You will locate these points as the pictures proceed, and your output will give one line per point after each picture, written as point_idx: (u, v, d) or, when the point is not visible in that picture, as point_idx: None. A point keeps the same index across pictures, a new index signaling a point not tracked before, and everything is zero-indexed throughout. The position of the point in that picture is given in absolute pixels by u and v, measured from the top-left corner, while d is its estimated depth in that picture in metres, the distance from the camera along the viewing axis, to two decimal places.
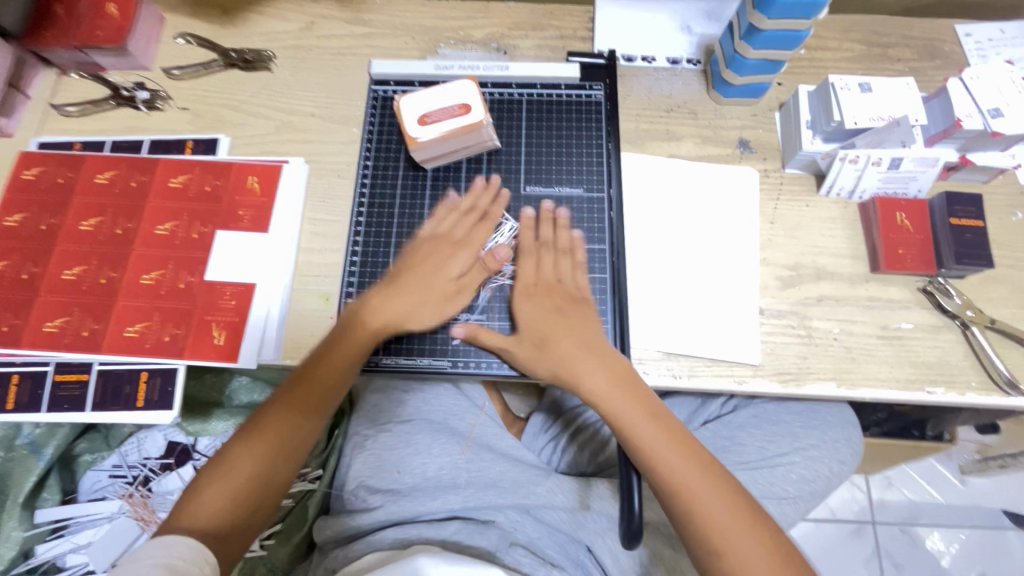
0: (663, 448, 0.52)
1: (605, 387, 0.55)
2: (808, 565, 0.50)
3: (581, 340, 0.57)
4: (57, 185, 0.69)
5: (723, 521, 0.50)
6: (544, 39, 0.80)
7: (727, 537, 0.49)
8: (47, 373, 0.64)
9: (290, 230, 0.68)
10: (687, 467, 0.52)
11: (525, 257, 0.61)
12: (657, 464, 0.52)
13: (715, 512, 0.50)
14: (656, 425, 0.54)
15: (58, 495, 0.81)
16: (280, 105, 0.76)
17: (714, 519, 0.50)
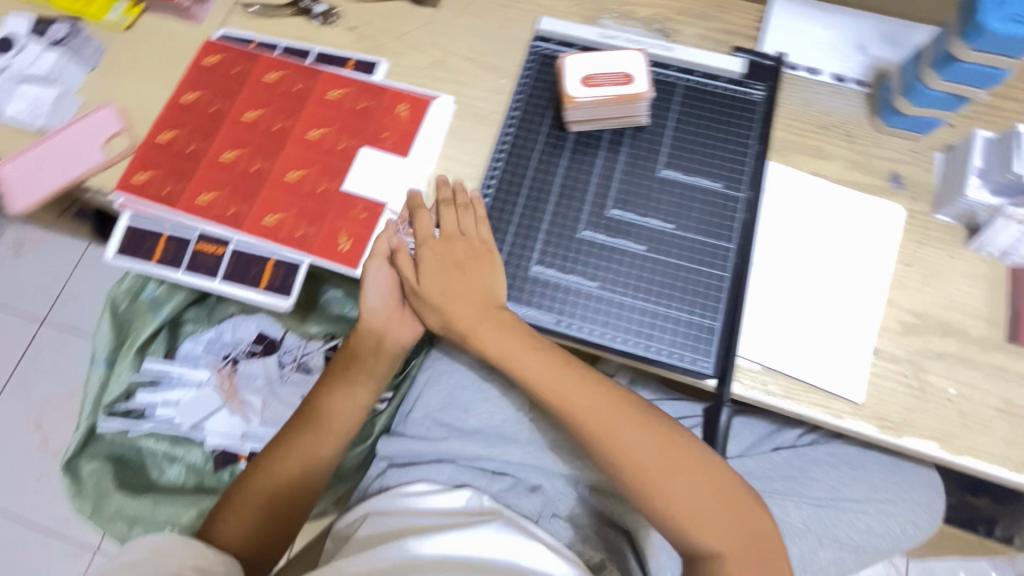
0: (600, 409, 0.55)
1: (526, 350, 0.57)
2: (697, 457, 0.55)
3: (480, 287, 0.59)
4: (231, 74, 0.75)
5: (658, 475, 0.53)
6: (709, 30, 0.78)
7: (662, 485, 0.53)
8: (191, 240, 0.70)
9: (427, 162, 0.71)
10: (621, 421, 0.55)
11: (420, 212, 0.62)
12: (589, 428, 0.55)
13: (649, 460, 0.54)
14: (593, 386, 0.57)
15: (162, 352, 0.89)
16: (440, 43, 0.79)
17: (634, 458, 0.54)
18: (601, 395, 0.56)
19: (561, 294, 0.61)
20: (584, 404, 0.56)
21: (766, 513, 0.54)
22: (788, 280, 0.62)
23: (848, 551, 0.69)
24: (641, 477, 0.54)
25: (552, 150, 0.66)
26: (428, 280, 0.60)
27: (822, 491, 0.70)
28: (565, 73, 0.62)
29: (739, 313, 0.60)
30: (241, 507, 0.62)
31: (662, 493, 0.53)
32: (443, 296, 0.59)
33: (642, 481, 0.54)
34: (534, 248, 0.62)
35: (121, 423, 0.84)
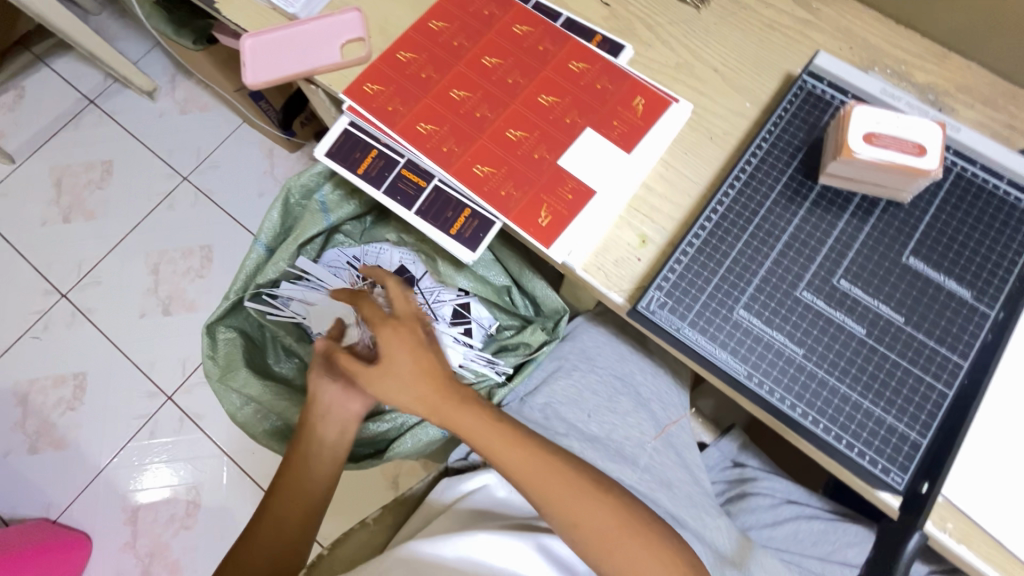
0: (527, 472, 0.59)
1: (473, 429, 0.61)
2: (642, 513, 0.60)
3: (434, 405, 0.61)
4: (480, 14, 0.74)
5: (592, 533, 0.58)
6: (990, 119, 0.70)
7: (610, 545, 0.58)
8: (398, 164, 0.71)
9: (647, 163, 0.68)
10: (553, 480, 0.59)
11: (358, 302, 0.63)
12: (526, 487, 0.60)
13: (593, 517, 0.58)
14: (525, 439, 0.61)
15: (313, 254, 0.93)
16: (691, 45, 0.74)
17: (571, 526, 0.58)
18: (532, 462, 0.60)
19: (771, 353, 0.57)
20: (519, 460, 0.60)
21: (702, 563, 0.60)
22: (1017, 423, 0.55)
23: None
24: (589, 538, 0.58)
25: (792, 197, 0.61)
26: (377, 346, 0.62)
27: None
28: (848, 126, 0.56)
29: (948, 439, 0.54)
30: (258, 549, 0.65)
31: (614, 556, 0.58)
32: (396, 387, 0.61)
33: (589, 541, 0.58)
34: (744, 292, 0.59)
35: (260, 305, 0.87)
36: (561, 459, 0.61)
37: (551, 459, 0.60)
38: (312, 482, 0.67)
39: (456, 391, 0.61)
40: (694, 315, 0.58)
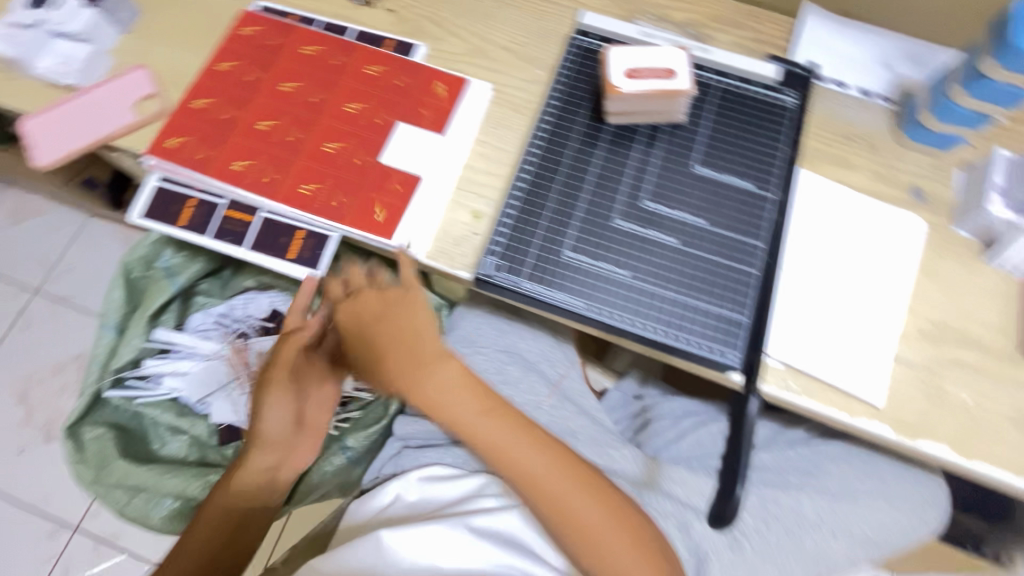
0: (493, 439, 0.60)
1: (443, 387, 0.60)
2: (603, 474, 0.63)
3: (402, 359, 0.60)
4: (266, 46, 0.75)
5: (552, 502, 0.59)
6: (741, 38, 0.80)
7: (573, 513, 0.58)
8: (219, 207, 0.70)
9: (460, 144, 0.71)
10: (513, 442, 0.60)
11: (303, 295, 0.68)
12: (486, 453, 0.60)
13: (560, 489, 0.59)
14: (484, 408, 0.61)
15: (173, 322, 0.88)
16: (478, 31, 0.79)
17: (542, 484, 0.59)
18: (507, 420, 0.61)
19: (601, 285, 0.62)
20: (486, 436, 0.60)
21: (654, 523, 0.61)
22: (819, 279, 0.62)
23: (862, 548, 0.71)
24: (543, 499, 0.59)
25: (589, 142, 0.68)
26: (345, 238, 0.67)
27: (836, 484, 0.72)
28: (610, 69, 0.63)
29: (767, 309, 0.61)
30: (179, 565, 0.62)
31: (573, 517, 0.58)
32: (433, 390, 0.60)
33: (547, 504, 0.59)
34: (567, 236, 0.64)
35: (125, 391, 0.83)
36: (516, 414, 0.61)
37: (505, 418, 0.61)
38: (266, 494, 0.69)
39: (410, 376, 0.60)
40: (527, 270, 0.63)
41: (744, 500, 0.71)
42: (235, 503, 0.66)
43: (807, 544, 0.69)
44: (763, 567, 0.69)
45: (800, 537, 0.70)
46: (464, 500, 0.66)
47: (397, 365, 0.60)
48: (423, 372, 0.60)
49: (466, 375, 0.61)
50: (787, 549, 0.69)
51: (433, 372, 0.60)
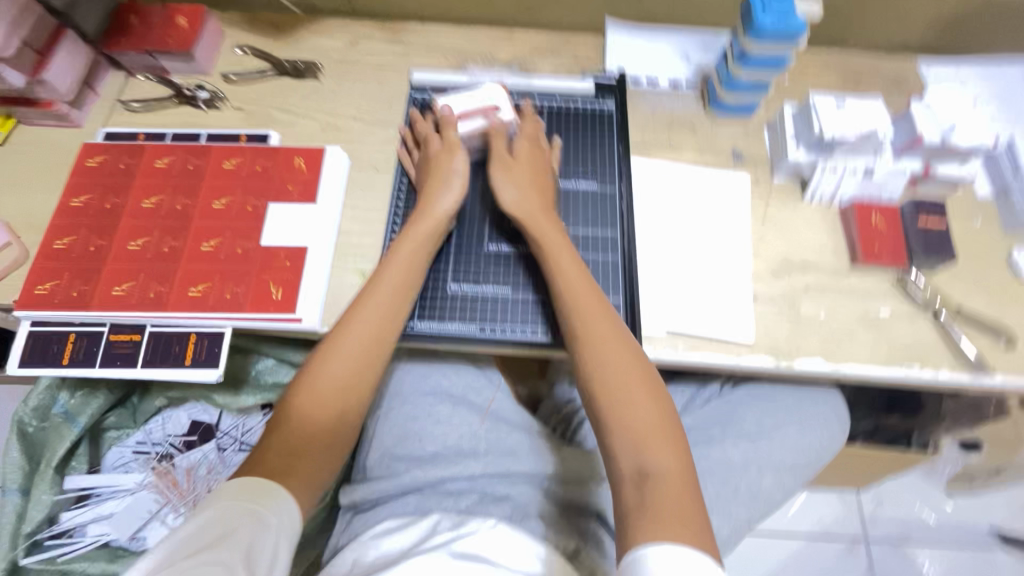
0: (591, 312, 0.61)
1: (566, 267, 0.64)
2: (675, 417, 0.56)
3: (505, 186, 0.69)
4: (118, 170, 0.77)
5: (593, 319, 0.61)
6: (560, 61, 0.90)
7: (609, 387, 0.57)
8: (103, 334, 0.69)
9: (332, 211, 0.75)
10: (579, 282, 0.63)
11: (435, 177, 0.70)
12: (591, 343, 0.60)
13: (602, 334, 0.60)
14: (540, 198, 0.69)
15: (86, 464, 0.84)
16: (326, 108, 0.85)
17: (631, 412, 0.56)
18: (615, 338, 0.60)
19: (490, 305, 0.68)
20: (550, 231, 0.67)
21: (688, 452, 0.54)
22: (671, 250, 0.74)
23: (788, 473, 0.78)
24: (625, 422, 0.55)
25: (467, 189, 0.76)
26: (436, 181, 0.70)
27: (752, 424, 0.79)
28: (449, 138, 0.73)
29: (633, 285, 0.71)
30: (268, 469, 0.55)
31: (643, 450, 0.53)
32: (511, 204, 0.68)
33: (589, 322, 0.61)
34: (449, 268, 0.71)
35: (45, 553, 0.78)
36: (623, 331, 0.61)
37: (550, 214, 0.69)
38: (319, 423, 0.58)
39: (568, 292, 0.63)
40: (419, 308, 0.68)
41: None
42: (292, 437, 0.57)
43: (741, 485, 0.75)
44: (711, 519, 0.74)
45: (734, 482, 0.75)
46: (428, 536, 0.66)
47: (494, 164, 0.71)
48: (513, 170, 0.70)
49: (540, 164, 0.72)
50: (727, 496, 0.75)
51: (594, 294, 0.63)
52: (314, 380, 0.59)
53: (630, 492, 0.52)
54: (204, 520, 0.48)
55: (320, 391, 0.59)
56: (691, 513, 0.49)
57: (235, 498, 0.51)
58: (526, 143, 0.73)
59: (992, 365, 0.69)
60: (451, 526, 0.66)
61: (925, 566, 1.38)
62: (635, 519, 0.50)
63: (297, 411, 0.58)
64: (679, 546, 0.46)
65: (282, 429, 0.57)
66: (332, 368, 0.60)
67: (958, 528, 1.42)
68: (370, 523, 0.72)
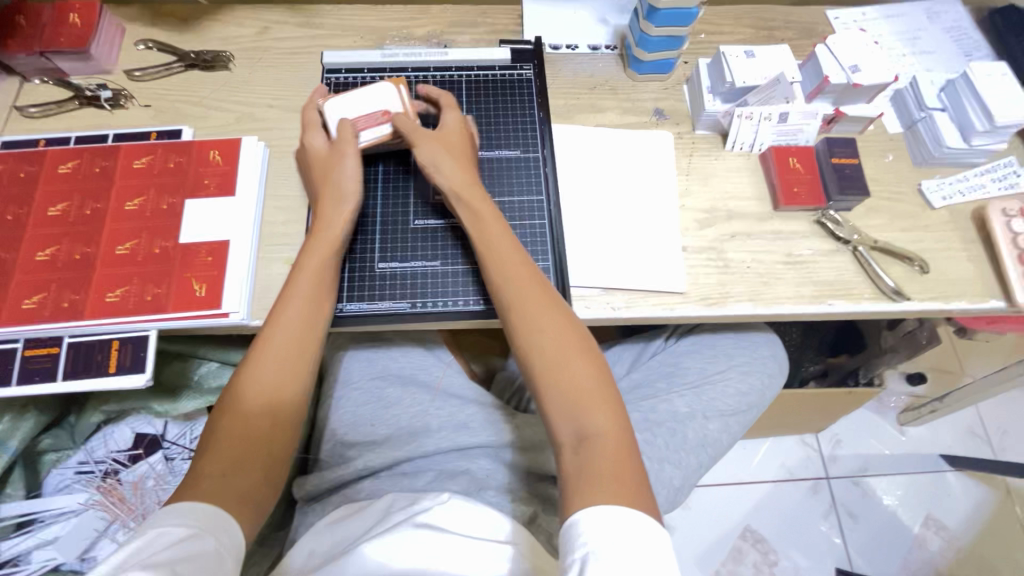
0: (524, 283, 0.60)
1: (491, 236, 0.63)
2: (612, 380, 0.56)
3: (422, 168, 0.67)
4: (18, 178, 0.73)
5: (526, 291, 0.60)
6: (479, 33, 0.89)
7: (546, 352, 0.57)
8: (16, 350, 0.65)
9: (253, 203, 0.73)
10: (509, 255, 0.62)
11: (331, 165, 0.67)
12: (527, 315, 0.59)
13: (535, 305, 0.59)
14: (467, 175, 0.67)
15: (23, 490, 0.81)
16: (240, 98, 0.82)
17: (573, 380, 0.55)
18: (554, 311, 0.59)
19: (419, 281, 0.68)
20: (480, 205, 0.65)
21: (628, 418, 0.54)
22: (598, 209, 0.75)
23: (734, 417, 0.80)
24: (570, 391, 0.54)
25: (394, 168, 0.74)
26: (328, 186, 0.67)
27: (695, 373, 0.81)
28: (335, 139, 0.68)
29: (561, 247, 0.72)
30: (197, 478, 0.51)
31: (586, 415, 0.53)
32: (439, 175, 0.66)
33: (523, 294, 0.60)
34: (375, 249, 0.70)
35: None
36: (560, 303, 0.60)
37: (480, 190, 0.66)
38: (249, 431, 0.55)
39: (503, 263, 0.62)
40: (348, 292, 0.68)
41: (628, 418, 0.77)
42: (231, 453, 0.53)
43: (689, 435, 0.77)
44: (664, 469, 0.74)
45: (682, 431, 0.77)
46: (390, 511, 0.63)
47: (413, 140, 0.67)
48: (434, 146, 0.67)
49: (462, 141, 0.69)
50: (676, 445, 0.76)
51: (527, 268, 0.62)
52: (244, 392, 0.56)
53: (570, 458, 0.51)
54: (157, 534, 0.44)
55: (255, 401, 0.56)
56: (630, 475, 0.49)
57: (187, 516, 0.47)
58: (450, 119, 0.70)
59: (907, 292, 0.73)
60: (405, 504, 0.64)
61: (883, 496, 1.45)
62: (574, 486, 0.49)
63: (231, 425, 0.55)
64: (617, 507, 0.46)
65: (214, 446, 0.54)
66: (251, 371, 0.57)
67: (911, 457, 1.49)
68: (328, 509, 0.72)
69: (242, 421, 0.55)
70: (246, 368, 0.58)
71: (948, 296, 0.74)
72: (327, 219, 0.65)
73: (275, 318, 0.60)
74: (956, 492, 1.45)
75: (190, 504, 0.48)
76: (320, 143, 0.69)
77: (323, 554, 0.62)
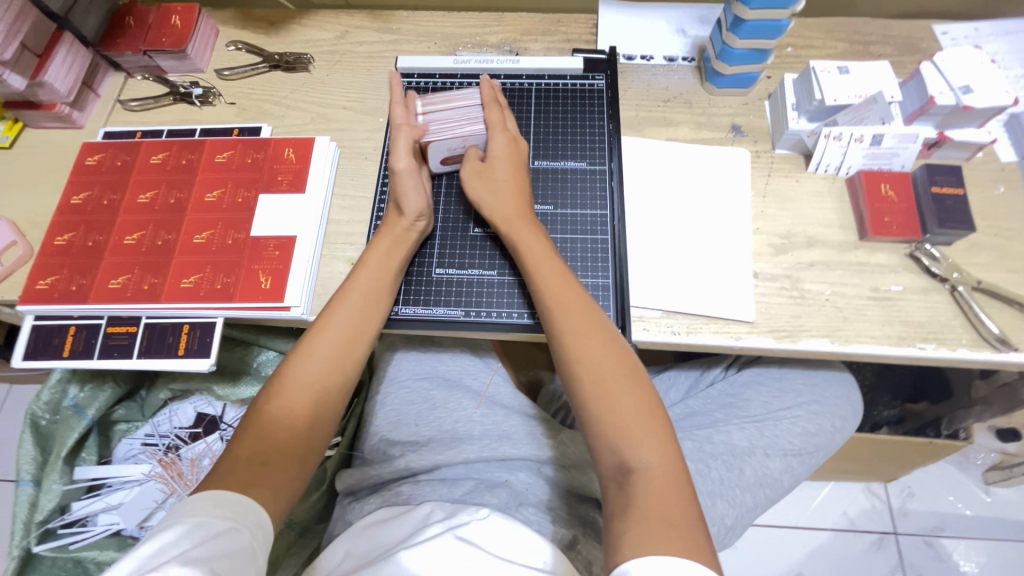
0: (564, 300, 0.58)
1: (532, 250, 0.62)
2: (661, 405, 0.53)
3: (493, 187, 0.67)
4: (116, 166, 0.78)
5: (571, 315, 0.57)
6: (552, 42, 0.88)
7: (588, 374, 0.54)
8: (101, 326, 0.70)
9: (320, 201, 0.76)
10: (553, 280, 0.60)
11: (393, 169, 0.66)
12: (566, 335, 0.57)
13: (581, 331, 0.56)
14: (512, 201, 0.65)
15: (95, 456, 0.86)
16: (317, 99, 0.85)
17: (616, 405, 0.52)
18: (595, 329, 0.56)
19: (472, 289, 0.68)
20: (524, 235, 0.63)
21: (679, 450, 0.50)
22: (664, 228, 0.72)
23: (798, 459, 0.73)
24: (613, 416, 0.51)
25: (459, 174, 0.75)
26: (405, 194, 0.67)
27: (758, 407, 0.76)
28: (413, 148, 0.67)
29: (623, 266, 0.69)
30: (235, 465, 0.51)
31: (629, 443, 0.50)
32: (495, 194, 0.66)
33: (566, 317, 0.57)
34: (433, 255, 0.70)
35: (56, 541, 0.80)
36: (601, 321, 0.58)
37: (526, 217, 0.65)
38: (289, 425, 0.55)
39: (543, 277, 0.60)
40: (404, 295, 0.68)
41: (680, 446, 0.72)
42: (271, 445, 0.53)
43: (748, 471, 0.70)
44: (715, 505, 0.68)
45: (739, 466, 0.70)
46: (427, 522, 0.62)
47: (465, 182, 0.68)
48: (484, 182, 0.67)
49: (512, 164, 0.67)
50: (731, 481, 0.69)
51: (566, 283, 0.60)
52: (289, 385, 0.57)
53: (613, 494, 0.49)
54: (196, 524, 0.44)
55: (299, 395, 0.56)
56: (680, 517, 0.45)
57: (225, 507, 0.47)
58: (497, 140, 0.68)
59: (1014, 341, 0.65)
60: (445, 514, 0.63)
61: (960, 560, 1.31)
62: (618, 524, 0.46)
63: (273, 416, 0.55)
64: (663, 553, 0.42)
65: (254, 437, 0.54)
66: (296, 366, 0.58)
67: (998, 521, 1.34)
68: (369, 506, 0.72)
69: (284, 412, 0.55)
70: (290, 360, 0.58)
71: None
72: (398, 227, 0.66)
73: (324, 316, 0.61)
74: None
75: (227, 492, 0.48)
76: (394, 140, 0.67)
77: (363, 555, 0.61)
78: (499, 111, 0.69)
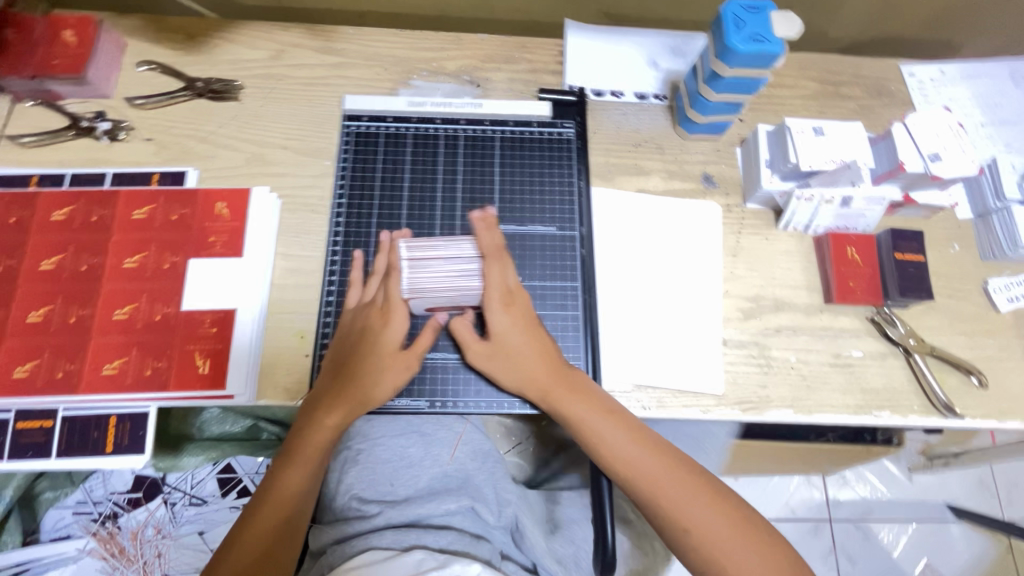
0: (647, 461, 0.56)
1: (591, 417, 0.58)
2: (773, 536, 0.55)
3: (520, 352, 0.60)
4: (9, 225, 0.67)
5: (653, 477, 0.56)
6: (515, 72, 0.81)
7: (690, 532, 0.54)
8: (9, 420, 0.61)
9: (262, 264, 0.68)
10: (604, 425, 0.57)
11: (397, 318, 0.60)
12: (660, 500, 0.55)
13: (646, 467, 0.56)
14: (546, 367, 0.59)
15: (18, 536, 0.79)
16: (251, 137, 0.75)
17: (733, 562, 0.53)
18: (687, 479, 0.56)
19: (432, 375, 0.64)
20: (573, 404, 0.58)
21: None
22: (633, 300, 0.69)
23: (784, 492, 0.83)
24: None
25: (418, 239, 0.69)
26: (368, 355, 0.59)
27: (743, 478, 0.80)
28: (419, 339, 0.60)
29: (594, 346, 0.67)
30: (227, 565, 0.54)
31: None
32: (520, 356, 0.60)
33: (653, 482, 0.55)
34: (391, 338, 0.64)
35: None
36: (688, 466, 0.57)
37: (562, 379, 0.59)
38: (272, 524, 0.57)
39: (610, 439, 0.57)
40: None
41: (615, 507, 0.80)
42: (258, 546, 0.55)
43: None
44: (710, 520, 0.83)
45: None
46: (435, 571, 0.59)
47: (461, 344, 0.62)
48: (496, 353, 0.60)
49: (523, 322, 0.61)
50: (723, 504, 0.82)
51: (640, 439, 0.57)
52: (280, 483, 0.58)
53: None
54: None
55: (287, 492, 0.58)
56: None
57: None
58: (499, 317, 0.60)
59: (958, 407, 0.68)
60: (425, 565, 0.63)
61: (887, 541, 1.44)
62: None
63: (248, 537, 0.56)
64: None
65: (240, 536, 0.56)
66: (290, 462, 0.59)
67: (916, 503, 1.48)
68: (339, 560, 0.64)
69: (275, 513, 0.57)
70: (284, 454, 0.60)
71: (1004, 413, 0.68)
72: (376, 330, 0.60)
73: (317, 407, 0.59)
74: (956, 542, 1.45)
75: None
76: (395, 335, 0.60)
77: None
78: (500, 265, 0.60)
